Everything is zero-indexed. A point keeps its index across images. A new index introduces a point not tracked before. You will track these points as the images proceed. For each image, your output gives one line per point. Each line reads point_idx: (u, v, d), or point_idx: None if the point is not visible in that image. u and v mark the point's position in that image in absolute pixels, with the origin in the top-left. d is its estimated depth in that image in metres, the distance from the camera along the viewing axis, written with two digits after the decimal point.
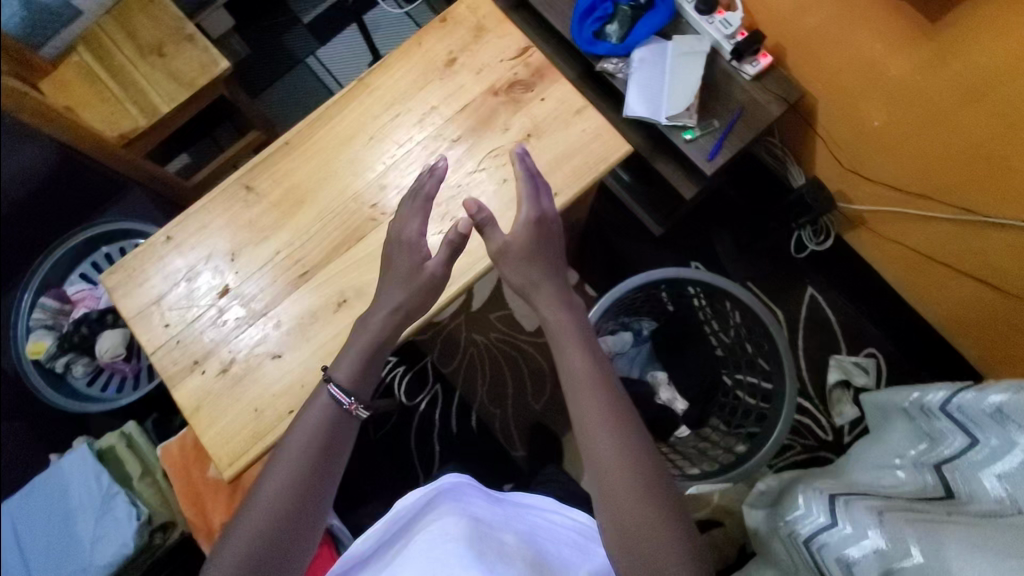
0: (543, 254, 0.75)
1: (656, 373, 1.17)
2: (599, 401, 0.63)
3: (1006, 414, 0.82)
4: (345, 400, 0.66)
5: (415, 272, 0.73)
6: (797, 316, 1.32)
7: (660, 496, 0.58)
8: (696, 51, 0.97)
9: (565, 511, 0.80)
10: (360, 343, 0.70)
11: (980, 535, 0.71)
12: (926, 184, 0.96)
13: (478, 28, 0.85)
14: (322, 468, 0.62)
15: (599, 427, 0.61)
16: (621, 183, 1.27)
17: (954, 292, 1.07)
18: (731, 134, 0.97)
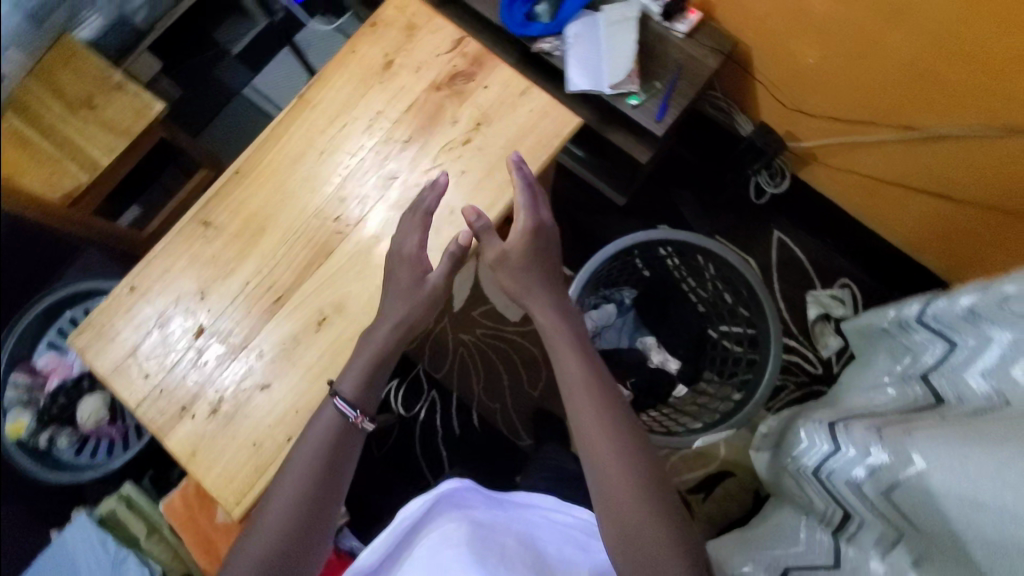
0: (536, 264, 0.78)
1: (647, 338, 1.20)
2: (592, 402, 0.69)
3: (978, 314, 0.83)
4: (351, 413, 0.67)
5: (417, 286, 0.73)
6: (769, 260, 1.36)
7: (652, 489, 0.64)
8: (626, 19, 0.98)
9: (566, 507, 0.81)
10: (362, 357, 0.71)
11: (977, 429, 0.67)
12: (869, 111, 0.98)
13: (409, 27, 0.84)
14: (332, 483, 0.65)
15: (593, 428, 0.68)
16: (576, 159, 1.31)
17: (914, 209, 1.09)
18: (675, 93, 0.98)
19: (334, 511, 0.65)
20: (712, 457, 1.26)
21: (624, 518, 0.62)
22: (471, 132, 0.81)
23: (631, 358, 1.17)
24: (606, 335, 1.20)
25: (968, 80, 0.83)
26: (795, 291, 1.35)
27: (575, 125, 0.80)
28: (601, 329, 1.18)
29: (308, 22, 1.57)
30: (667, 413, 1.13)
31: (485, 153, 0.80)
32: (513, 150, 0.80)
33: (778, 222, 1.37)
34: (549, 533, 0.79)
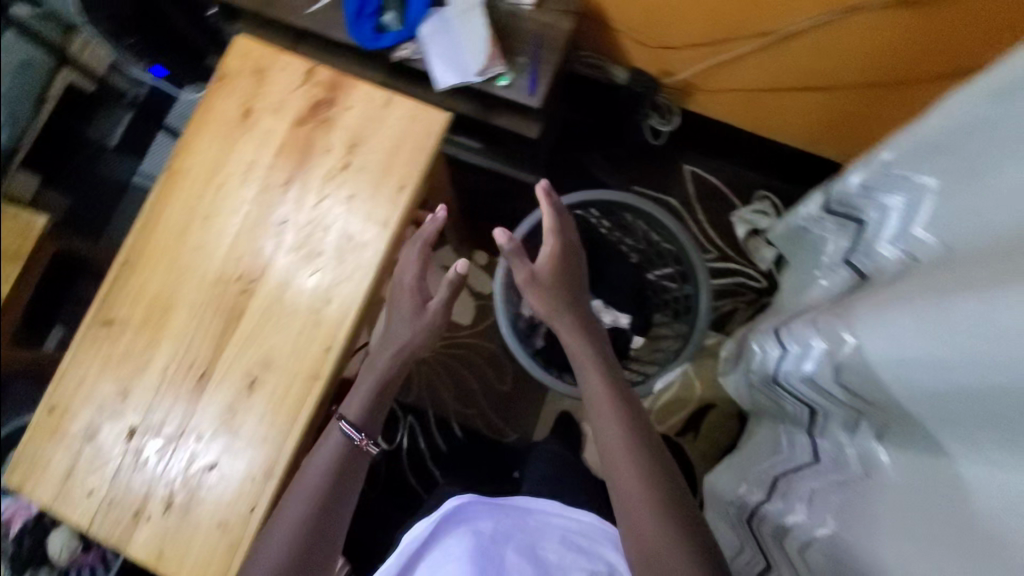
0: (563, 284, 0.93)
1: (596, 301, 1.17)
2: (614, 418, 0.79)
3: (869, 189, 0.87)
4: (355, 437, 0.73)
5: (419, 310, 0.88)
6: (687, 193, 1.40)
7: (669, 507, 0.70)
8: (472, 5, 0.99)
9: (567, 513, 0.82)
10: (368, 381, 0.83)
11: (890, 293, 0.68)
12: (724, 32, 1.00)
13: (258, 71, 0.83)
14: (339, 502, 0.70)
15: (617, 443, 0.77)
16: (466, 150, 1.29)
17: (797, 107, 1.13)
18: (541, 63, 1.00)
19: (340, 533, 0.70)
20: (690, 395, 1.31)
21: (640, 523, 0.69)
22: (347, 156, 0.80)
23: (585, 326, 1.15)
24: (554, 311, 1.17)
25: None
26: (719, 216, 1.39)
27: (446, 119, 0.80)
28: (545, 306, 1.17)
29: (180, 95, 1.53)
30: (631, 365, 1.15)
31: (366, 172, 0.79)
32: (393, 161, 0.79)
33: (685, 157, 1.40)
34: (552, 537, 0.79)
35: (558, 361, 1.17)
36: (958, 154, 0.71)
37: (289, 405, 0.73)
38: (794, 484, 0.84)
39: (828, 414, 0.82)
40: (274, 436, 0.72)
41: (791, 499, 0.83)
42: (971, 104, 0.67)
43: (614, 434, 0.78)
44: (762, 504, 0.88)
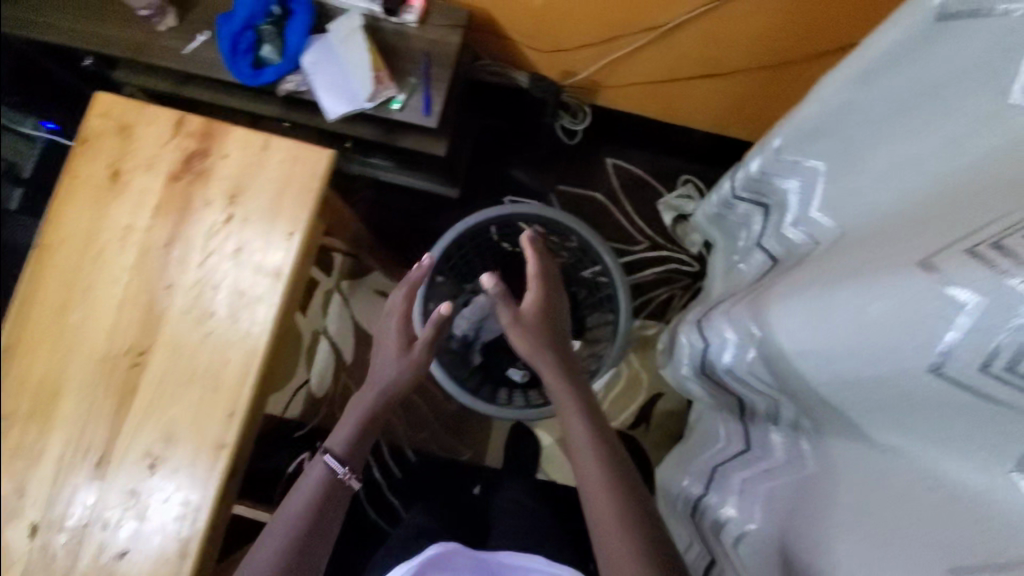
0: (545, 329, 0.92)
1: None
2: (594, 460, 0.78)
3: (766, 174, 0.87)
4: (339, 470, 0.83)
5: (404, 351, 0.96)
6: (613, 185, 1.39)
7: (647, 551, 0.69)
8: (354, 29, 0.95)
9: (549, 568, 0.79)
10: (351, 421, 0.89)
11: (788, 284, 0.68)
12: (613, 30, 0.99)
13: (123, 128, 0.78)
14: (320, 530, 0.78)
15: (598, 487, 0.75)
16: (381, 170, 1.26)
17: (699, 94, 1.14)
18: (433, 80, 0.98)
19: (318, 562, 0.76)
20: (638, 387, 1.30)
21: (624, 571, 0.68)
22: (229, 208, 0.76)
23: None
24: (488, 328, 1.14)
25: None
26: (646, 205, 1.38)
27: (330, 156, 0.77)
28: (476, 324, 1.13)
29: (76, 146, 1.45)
30: None
31: (251, 222, 0.75)
32: (279, 208, 0.76)
33: (606, 150, 1.40)
34: None
35: (497, 376, 1.16)
36: (838, 135, 0.71)
37: (198, 480, 0.70)
38: (727, 475, 0.86)
39: (753, 403, 0.84)
40: (185, 513, 0.69)
41: (724, 490, 0.84)
42: (842, 86, 0.67)
43: (596, 480, 0.76)
44: (701, 497, 0.90)
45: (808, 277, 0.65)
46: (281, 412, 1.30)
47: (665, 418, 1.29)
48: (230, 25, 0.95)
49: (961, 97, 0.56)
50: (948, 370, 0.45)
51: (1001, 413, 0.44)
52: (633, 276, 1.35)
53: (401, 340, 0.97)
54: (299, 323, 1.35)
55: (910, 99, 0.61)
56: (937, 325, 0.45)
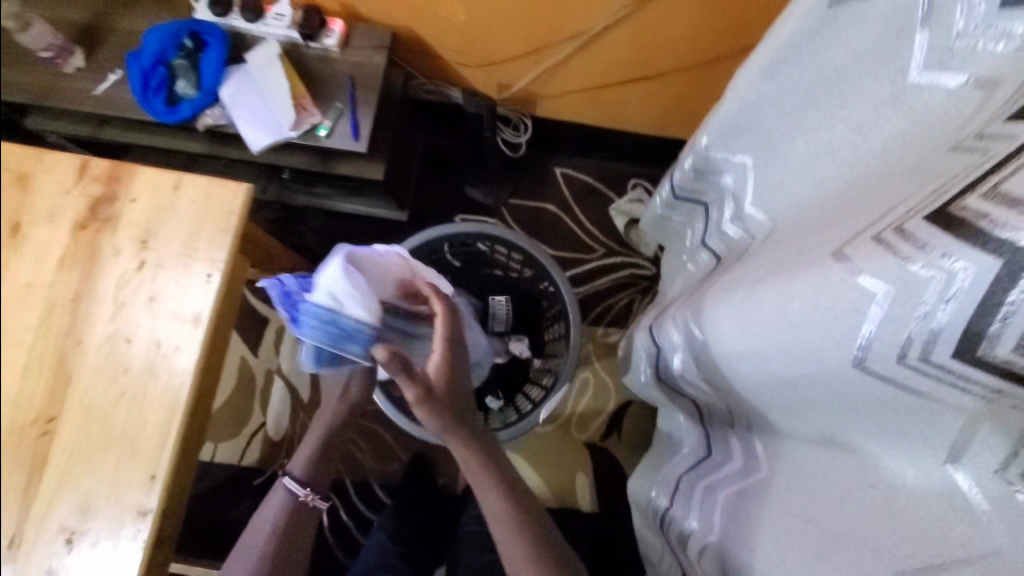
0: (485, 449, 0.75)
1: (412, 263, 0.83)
2: (518, 543, 0.72)
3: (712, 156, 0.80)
4: (299, 493, 0.84)
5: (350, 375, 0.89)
6: (564, 194, 1.37)
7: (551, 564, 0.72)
8: (272, 58, 0.92)
9: None
10: (308, 443, 0.90)
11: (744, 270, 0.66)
12: (533, 40, 0.97)
13: (21, 178, 0.73)
14: (285, 557, 0.79)
15: (516, 550, 0.72)
16: (322, 198, 1.23)
17: (633, 98, 1.13)
18: (358, 105, 0.94)
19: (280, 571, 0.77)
20: (607, 395, 1.27)
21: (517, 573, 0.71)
22: (140, 253, 0.71)
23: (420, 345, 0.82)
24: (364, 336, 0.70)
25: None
26: (600, 212, 1.37)
27: (248, 190, 0.73)
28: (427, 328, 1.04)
29: None
30: (528, 388, 1.10)
31: (165, 266, 0.71)
32: (195, 250, 0.71)
33: (555, 160, 1.38)
34: None
35: None
36: (759, 130, 0.71)
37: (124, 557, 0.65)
38: (691, 484, 0.79)
39: (708, 405, 0.78)
40: None
41: (687, 503, 0.78)
42: (753, 81, 0.68)
43: (518, 548, 0.72)
44: (668, 510, 0.84)
45: (755, 251, 0.68)
46: (238, 461, 1.25)
47: (638, 427, 1.26)
48: (139, 62, 0.90)
49: (862, 79, 0.57)
50: (872, 364, 0.44)
51: (924, 405, 0.43)
52: (589, 284, 1.33)
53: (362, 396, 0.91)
54: (252, 364, 1.31)
55: (817, 91, 0.62)
56: (854, 318, 0.44)
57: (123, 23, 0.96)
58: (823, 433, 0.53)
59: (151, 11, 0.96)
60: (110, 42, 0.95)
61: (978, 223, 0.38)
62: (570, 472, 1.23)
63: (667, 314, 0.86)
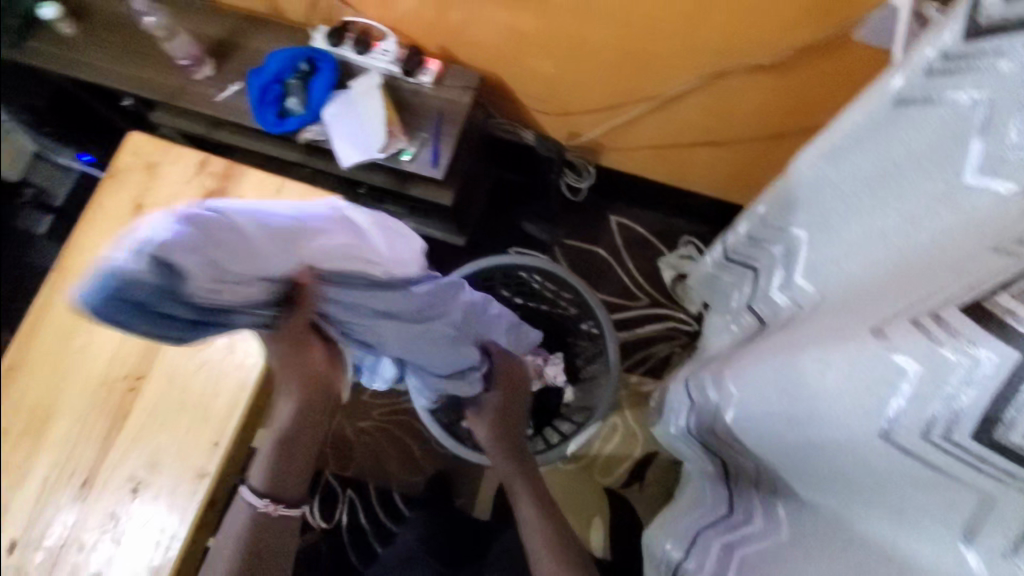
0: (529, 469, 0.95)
1: (359, 227, 0.59)
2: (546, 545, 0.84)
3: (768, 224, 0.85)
4: (260, 502, 0.70)
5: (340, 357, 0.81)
6: (616, 242, 1.42)
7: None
8: (373, 86, 1.02)
9: None
10: (265, 447, 0.72)
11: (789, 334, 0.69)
12: (610, 95, 1.05)
13: (151, 165, 0.84)
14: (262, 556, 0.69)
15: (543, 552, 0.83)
16: (390, 213, 1.30)
17: (699, 160, 1.18)
18: (442, 137, 1.02)
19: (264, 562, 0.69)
20: (633, 443, 1.28)
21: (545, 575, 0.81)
22: None
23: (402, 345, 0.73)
24: (233, 311, 0.53)
25: (664, 34, 0.88)
26: (649, 264, 1.41)
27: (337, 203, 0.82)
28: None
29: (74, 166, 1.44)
30: (559, 421, 1.16)
31: None
32: None
33: (612, 209, 1.44)
34: None
35: None
36: (815, 209, 0.75)
37: (178, 514, 0.72)
38: (708, 540, 0.80)
39: (736, 463, 0.80)
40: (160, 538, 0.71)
41: (702, 557, 0.79)
42: (815, 163, 0.72)
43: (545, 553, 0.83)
44: (681, 562, 0.84)
45: (799, 321, 0.72)
46: None
47: (660, 480, 1.26)
48: (261, 78, 1.03)
49: (915, 178, 0.61)
50: (896, 436, 0.50)
51: (935, 479, 0.49)
52: (631, 331, 1.36)
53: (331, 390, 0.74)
54: None
55: (875, 178, 0.66)
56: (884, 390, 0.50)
57: (251, 43, 1.09)
58: (846, 495, 0.58)
59: (275, 36, 1.09)
60: (237, 58, 1.08)
61: (1004, 316, 0.43)
62: (586, 513, 1.24)
63: (706, 368, 0.90)
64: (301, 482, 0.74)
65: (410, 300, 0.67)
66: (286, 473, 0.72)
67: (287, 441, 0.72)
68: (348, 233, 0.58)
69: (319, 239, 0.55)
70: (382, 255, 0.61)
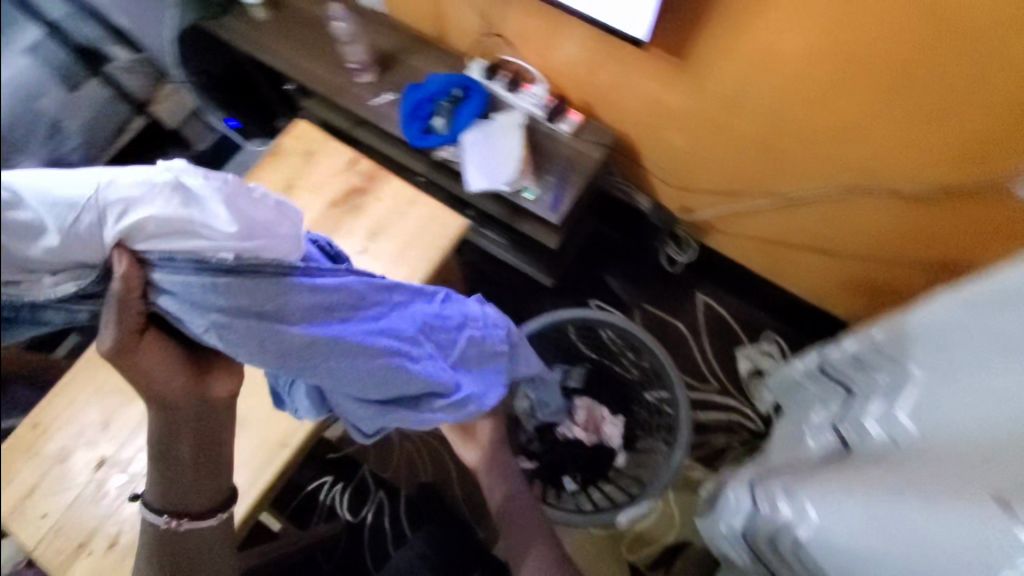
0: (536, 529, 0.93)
1: (193, 193, 0.47)
2: None
3: (883, 350, 0.84)
4: (160, 520, 0.62)
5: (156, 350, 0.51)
6: (698, 320, 1.41)
7: None
8: (515, 123, 1.08)
9: None
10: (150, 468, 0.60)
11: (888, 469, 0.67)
12: (735, 182, 1.06)
13: (309, 152, 0.92)
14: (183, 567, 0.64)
15: None
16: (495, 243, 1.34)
17: (806, 266, 1.14)
18: (566, 184, 1.07)
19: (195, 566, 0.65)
20: (669, 526, 1.24)
21: None
22: (366, 242, 0.87)
23: (313, 363, 0.59)
24: (43, 307, 0.45)
25: (811, 139, 0.89)
26: (725, 350, 1.39)
27: (463, 227, 0.87)
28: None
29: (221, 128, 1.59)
30: (606, 486, 1.14)
31: (382, 258, 0.86)
32: (407, 255, 0.86)
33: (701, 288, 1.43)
34: None
35: (546, 463, 1.15)
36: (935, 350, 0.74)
37: (255, 473, 0.75)
38: None
39: None
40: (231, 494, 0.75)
41: None
42: (951, 306, 0.72)
43: None
44: None
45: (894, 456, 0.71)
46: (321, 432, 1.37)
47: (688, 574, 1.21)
48: (417, 93, 1.10)
49: None
50: None
51: None
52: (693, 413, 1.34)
53: (187, 396, 0.56)
54: None
55: (1016, 341, 0.63)
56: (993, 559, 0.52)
57: (413, 61, 1.18)
58: None
59: (436, 59, 1.17)
60: (397, 71, 1.17)
61: None
62: None
63: (780, 476, 0.90)
64: (208, 494, 0.63)
65: (304, 307, 0.55)
66: (196, 484, 0.62)
67: (165, 456, 0.58)
68: (187, 207, 0.47)
69: (152, 226, 0.46)
70: (238, 231, 0.48)
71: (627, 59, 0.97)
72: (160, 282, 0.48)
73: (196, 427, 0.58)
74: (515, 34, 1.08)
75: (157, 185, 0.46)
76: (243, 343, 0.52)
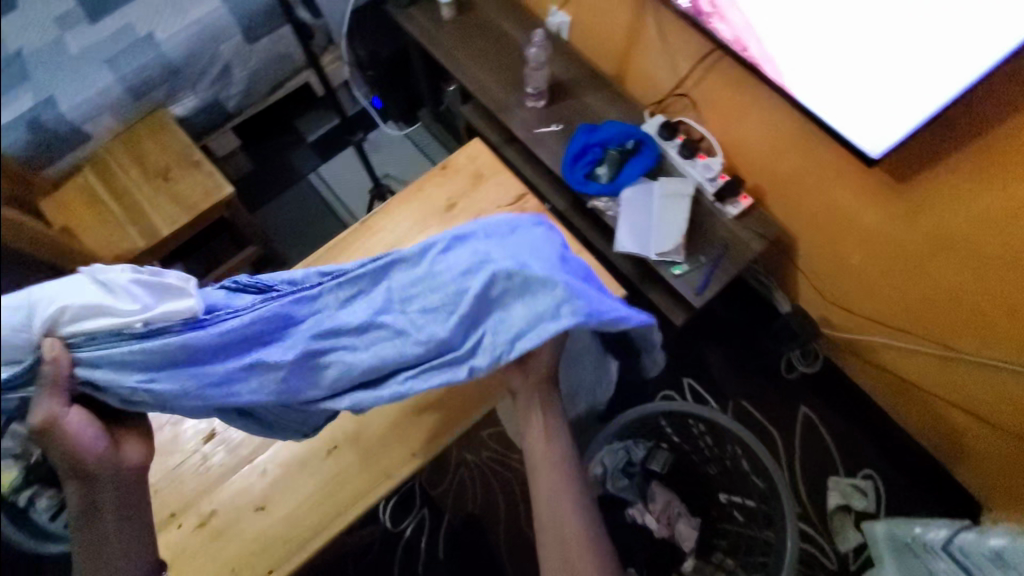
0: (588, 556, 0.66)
1: (109, 284, 0.52)
2: None
3: None
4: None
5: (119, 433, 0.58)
6: (793, 434, 1.25)
7: None
8: (681, 194, 1.00)
9: None
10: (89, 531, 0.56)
11: None
12: (903, 317, 0.98)
13: (476, 175, 0.89)
14: None
15: None
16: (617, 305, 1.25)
17: (949, 419, 1.06)
18: (719, 269, 0.99)
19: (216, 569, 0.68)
20: None
21: None
22: None
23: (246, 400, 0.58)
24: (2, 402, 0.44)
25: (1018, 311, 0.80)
26: (815, 472, 1.23)
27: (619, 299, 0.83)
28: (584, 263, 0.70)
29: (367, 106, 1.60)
30: None
31: None
32: None
33: None
34: None
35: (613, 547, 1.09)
36: None
37: (352, 493, 0.73)
38: None
39: None
40: (326, 510, 0.72)
41: None
42: None
43: None
44: None
45: None
46: None
47: None
48: (586, 137, 1.06)
49: None
50: None
51: None
52: None
53: (106, 462, 0.57)
54: None
55: None
56: None
57: (587, 98, 1.13)
58: None
59: (612, 103, 1.12)
60: (569, 104, 1.13)
61: None
62: None
63: None
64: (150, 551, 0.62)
65: (212, 346, 0.56)
66: (139, 543, 0.61)
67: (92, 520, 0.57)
68: (103, 295, 0.52)
69: (72, 313, 0.50)
70: (143, 305, 0.53)
71: (828, 165, 0.90)
72: (85, 360, 0.52)
73: (117, 490, 0.58)
74: (705, 102, 1.03)
75: (78, 284, 0.51)
76: (179, 392, 0.55)
